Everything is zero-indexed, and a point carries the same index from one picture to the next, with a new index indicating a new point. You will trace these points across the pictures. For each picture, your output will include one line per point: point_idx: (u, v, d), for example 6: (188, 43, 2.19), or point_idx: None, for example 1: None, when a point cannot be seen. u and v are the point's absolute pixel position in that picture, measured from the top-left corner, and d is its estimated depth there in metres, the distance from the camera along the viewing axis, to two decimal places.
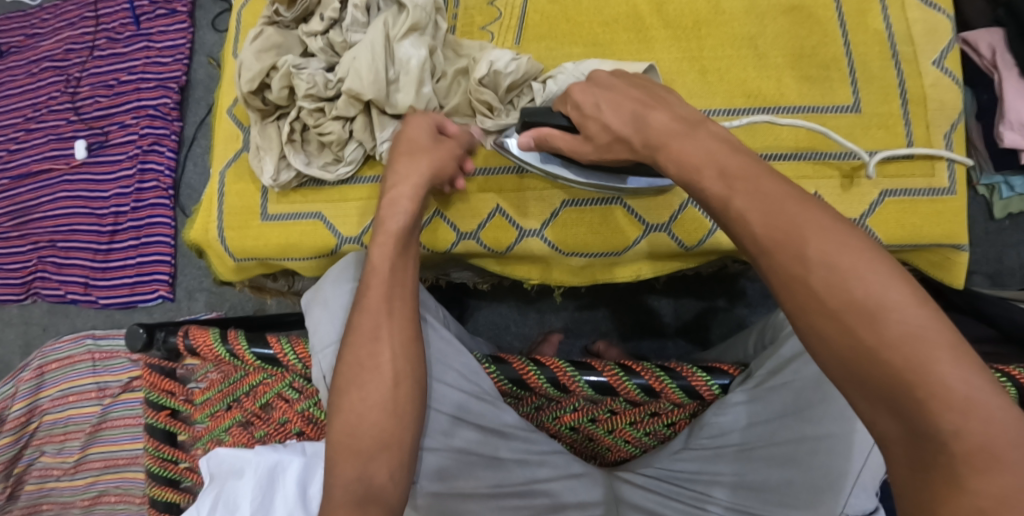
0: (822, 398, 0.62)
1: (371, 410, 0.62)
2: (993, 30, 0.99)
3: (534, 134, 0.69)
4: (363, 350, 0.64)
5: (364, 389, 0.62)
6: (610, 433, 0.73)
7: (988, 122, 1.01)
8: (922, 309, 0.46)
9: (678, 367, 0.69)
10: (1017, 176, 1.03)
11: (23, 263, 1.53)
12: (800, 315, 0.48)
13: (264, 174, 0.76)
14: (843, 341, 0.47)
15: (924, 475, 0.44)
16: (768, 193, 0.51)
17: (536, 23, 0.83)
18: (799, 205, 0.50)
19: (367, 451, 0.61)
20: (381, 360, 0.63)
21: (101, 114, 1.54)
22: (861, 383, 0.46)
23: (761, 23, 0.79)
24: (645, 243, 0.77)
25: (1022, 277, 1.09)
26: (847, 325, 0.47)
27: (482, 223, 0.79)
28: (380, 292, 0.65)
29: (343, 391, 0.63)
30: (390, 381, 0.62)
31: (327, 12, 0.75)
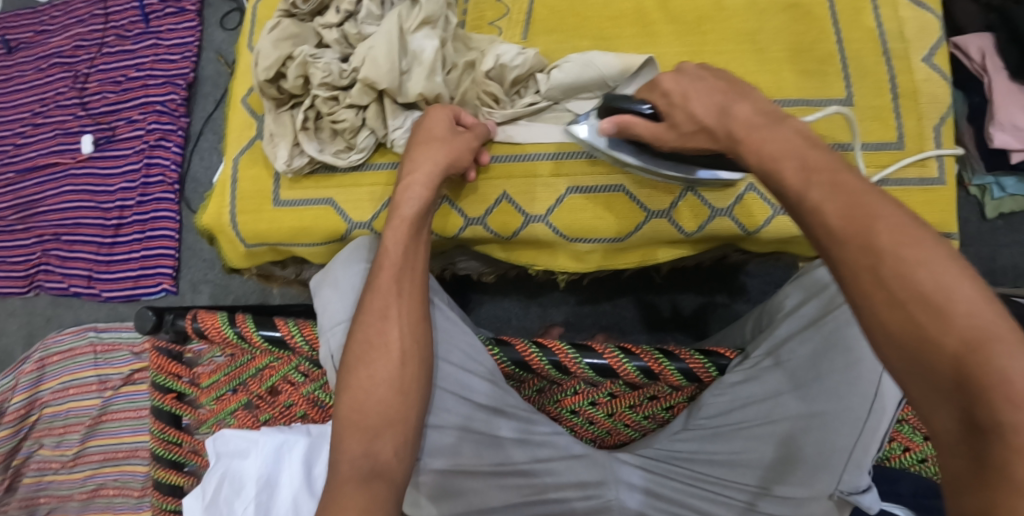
0: (816, 376, 0.65)
1: (376, 386, 0.64)
2: (983, 36, 1.03)
3: (617, 120, 0.70)
4: (372, 329, 0.66)
5: (372, 366, 0.65)
6: (610, 417, 0.75)
7: (979, 123, 1.05)
8: (984, 308, 0.44)
9: (676, 351, 0.72)
10: (1008, 177, 1.07)
11: (27, 256, 1.55)
12: (864, 303, 0.48)
13: (278, 159, 0.78)
14: (904, 329, 0.46)
15: (979, 470, 0.41)
16: (848, 186, 0.51)
17: (544, 18, 0.86)
18: (876, 202, 0.50)
19: (376, 426, 0.63)
20: (389, 338, 0.65)
21: (109, 109, 1.56)
22: (918, 371, 0.45)
23: (760, 20, 0.82)
24: (647, 229, 0.80)
25: (1013, 276, 1.12)
26: (912, 314, 0.46)
27: (490, 208, 0.81)
28: (390, 275, 0.68)
29: (354, 368, 0.65)
30: (398, 359, 0.65)
31: (342, 5, 0.78)
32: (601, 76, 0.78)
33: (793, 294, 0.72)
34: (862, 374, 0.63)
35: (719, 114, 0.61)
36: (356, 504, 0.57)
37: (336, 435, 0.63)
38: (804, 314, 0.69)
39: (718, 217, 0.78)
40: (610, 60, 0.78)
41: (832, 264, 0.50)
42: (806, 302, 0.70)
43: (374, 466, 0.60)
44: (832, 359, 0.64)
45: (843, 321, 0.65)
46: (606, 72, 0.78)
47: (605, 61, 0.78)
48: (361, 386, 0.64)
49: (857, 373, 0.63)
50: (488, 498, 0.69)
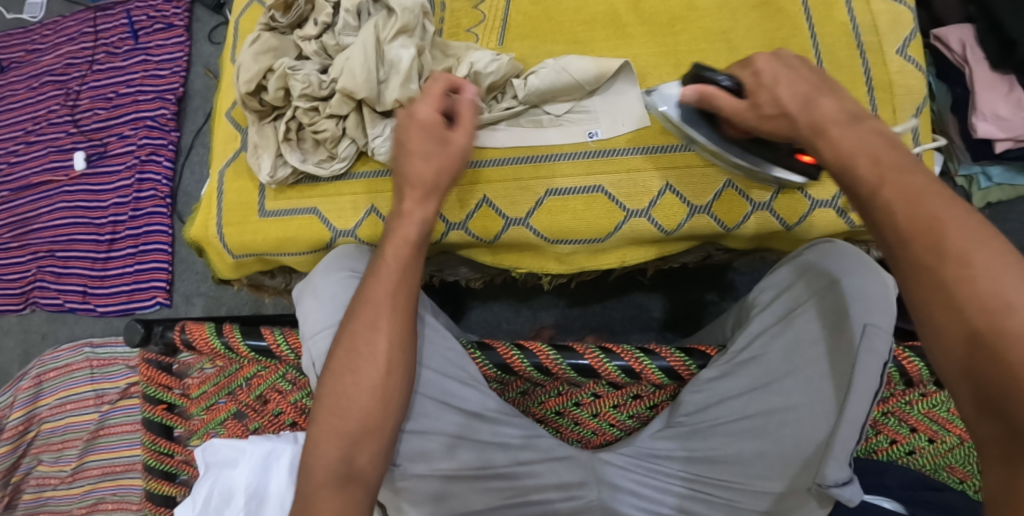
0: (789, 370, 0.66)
1: (360, 393, 0.64)
2: (963, 27, 1.05)
3: (699, 91, 0.67)
4: (360, 337, 0.66)
5: (358, 373, 0.65)
6: (595, 417, 0.76)
7: (962, 114, 1.06)
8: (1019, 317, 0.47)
9: (656, 349, 0.73)
10: (994, 165, 1.08)
11: (23, 273, 1.56)
12: (923, 309, 0.51)
13: (262, 171, 0.79)
14: (958, 333, 0.49)
15: (1019, 473, 0.46)
16: (913, 186, 0.53)
17: (519, 24, 0.87)
18: (946, 203, 0.52)
19: (355, 436, 0.63)
20: (377, 348, 0.65)
21: (100, 125, 1.58)
22: (972, 375, 0.48)
23: (732, 18, 0.83)
24: (627, 228, 0.80)
25: None
26: (970, 320, 0.48)
27: (470, 213, 0.82)
28: (385, 289, 0.67)
29: (338, 374, 0.65)
30: (384, 367, 0.65)
31: (320, 17, 0.79)
32: (575, 81, 0.80)
33: (766, 289, 0.73)
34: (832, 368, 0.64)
35: (803, 103, 0.60)
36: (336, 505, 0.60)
37: (313, 439, 0.63)
38: (777, 308, 0.70)
39: (697, 214, 0.79)
40: (586, 66, 0.80)
41: (895, 259, 0.53)
42: (780, 296, 0.71)
43: (349, 470, 0.62)
44: (805, 353, 0.66)
45: (813, 316, 0.67)
46: (579, 78, 0.80)
47: (580, 66, 0.80)
48: (344, 391, 0.64)
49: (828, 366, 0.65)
50: (471, 502, 0.69)
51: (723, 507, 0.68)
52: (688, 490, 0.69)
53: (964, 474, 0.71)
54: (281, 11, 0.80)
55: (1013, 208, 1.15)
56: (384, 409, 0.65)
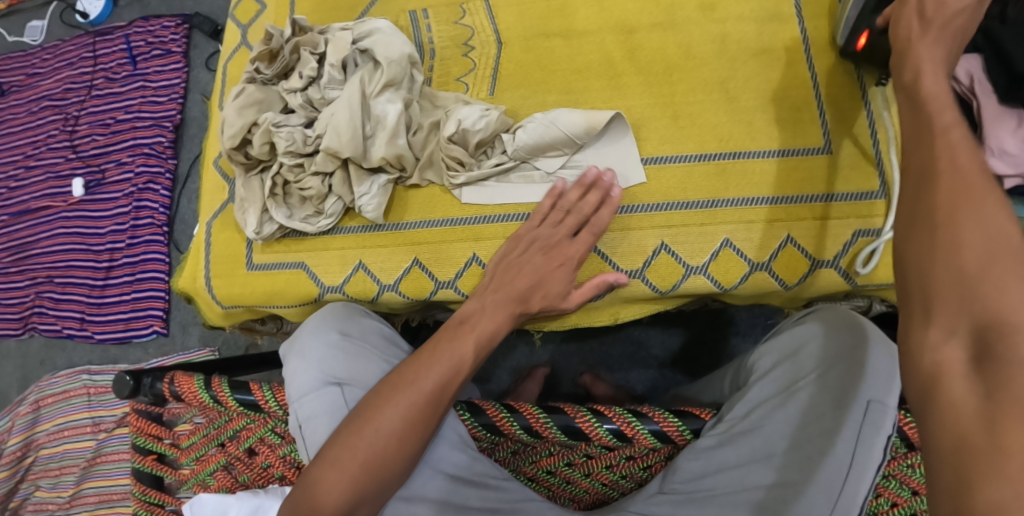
0: (791, 444, 0.64)
1: (356, 461, 0.63)
2: None
3: None
4: (370, 410, 0.66)
5: (357, 442, 0.64)
6: (587, 476, 0.73)
7: None
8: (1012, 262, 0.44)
9: (649, 412, 0.70)
10: None
11: (21, 298, 1.55)
12: (917, 246, 0.47)
13: (248, 227, 0.77)
14: (947, 270, 0.45)
15: (987, 407, 0.42)
16: (942, 150, 0.49)
17: (510, 74, 0.85)
18: (967, 166, 0.47)
19: (360, 494, 0.63)
20: (384, 423, 0.65)
21: (98, 151, 1.57)
22: (951, 306, 0.45)
23: (732, 67, 0.80)
24: (617, 291, 0.78)
25: None
26: (957, 267, 0.45)
27: (459, 271, 0.77)
28: (421, 377, 0.67)
29: (358, 430, 0.65)
30: (387, 442, 0.64)
31: (304, 71, 0.77)
32: (565, 135, 0.77)
33: (766, 356, 0.72)
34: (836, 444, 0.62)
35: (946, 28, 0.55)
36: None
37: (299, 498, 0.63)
38: (776, 378, 0.69)
39: (693, 275, 0.76)
40: (577, 119, 0.77)
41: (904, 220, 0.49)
42: (779, 364, 0.70)
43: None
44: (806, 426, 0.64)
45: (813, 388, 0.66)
46: (569, 132, 0.77)
47: (569, 120, 0.77)
48: (365, 446, 0.64)
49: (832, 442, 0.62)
50: None
51: None
52: None
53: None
54: (268, 63, 0.79)
55: None
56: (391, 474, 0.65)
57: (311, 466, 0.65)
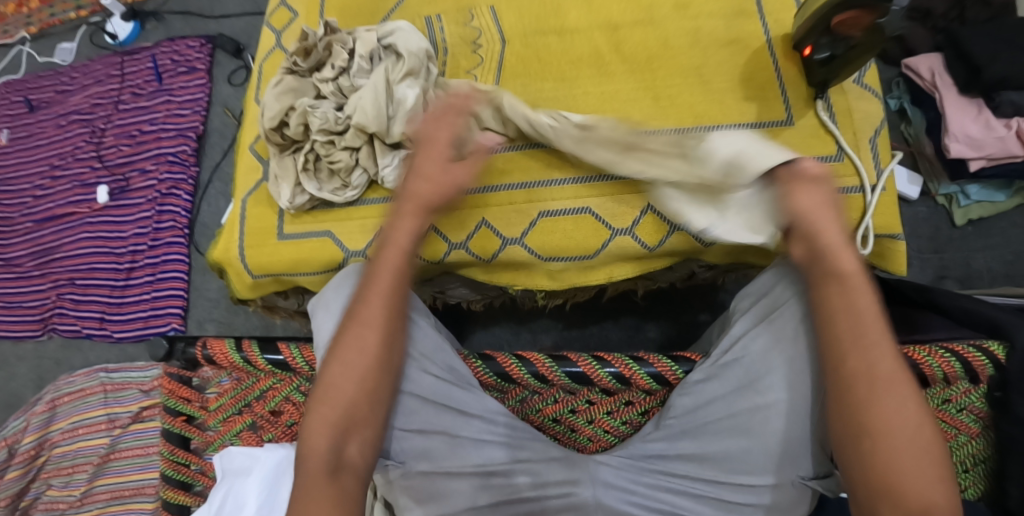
0: (767, 369, 0.74)
1: (345, 384, 0.73)
2: (933, 58, 1.26)
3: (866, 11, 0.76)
4: (353, 339, 0.74)
5: (342, 368, 0.73)
6: (590, 424, 0.82)
7: (936, 134, 1.24)
8: (904, 441, 0.65)
9: (645, 356, 0.79)
10: (970, 184, 1.24)
11: (42, 300, 1.64)
12: (849, 424, 0.68)
13: (282, 198, 0.88)
14: (861, 442, 0.67)
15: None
16: (862, 342, 0.68)
17: (513, 66, 0.96)
18: (877, 358, 0.68)
19: (343, 429, 0.72)
20: (364, 343, 0.74)
21: (124, 161, 1.67)
22: (869, 466, 0.66)
23: (704, 55, 0.91)
24: (613, 246, 0.87)
25: (988, 280, 1.25)
26: (868, 442, 0.66)
27: (470, 233, 0.89)
28: (379, 293, 0.76)
29: (326, 376, 0.74)
30: (369, 365, 0.73)
31: (337, 62, 0.88)
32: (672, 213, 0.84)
33: (746, 297, 0.81)
34: (803, 367, 0.73)
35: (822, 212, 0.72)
36: (330, 493, 0.70)
37: (301, 438, 0.73)
38: (755, 313, 0.78)
39: (676, 231, 0.86)
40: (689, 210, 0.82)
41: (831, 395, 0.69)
42: (756, 302, 0.79)
43: (336, 462, 0.71)
44: (780, 353, 0.74)
45: (789, 319, 0.74)
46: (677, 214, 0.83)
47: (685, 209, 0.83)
48: (331, 384, 0.73)
49: (799, 366, 0.73)
50: (469, 497, 0.76)
51: (708, 499, 0.75)
52: (673, 486, 0.76)
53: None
54: (302, 58, 0.90)
55: (994, 225, 1.28)
56: (376, 396, 0.74)
57: (307, 411, 0.73)
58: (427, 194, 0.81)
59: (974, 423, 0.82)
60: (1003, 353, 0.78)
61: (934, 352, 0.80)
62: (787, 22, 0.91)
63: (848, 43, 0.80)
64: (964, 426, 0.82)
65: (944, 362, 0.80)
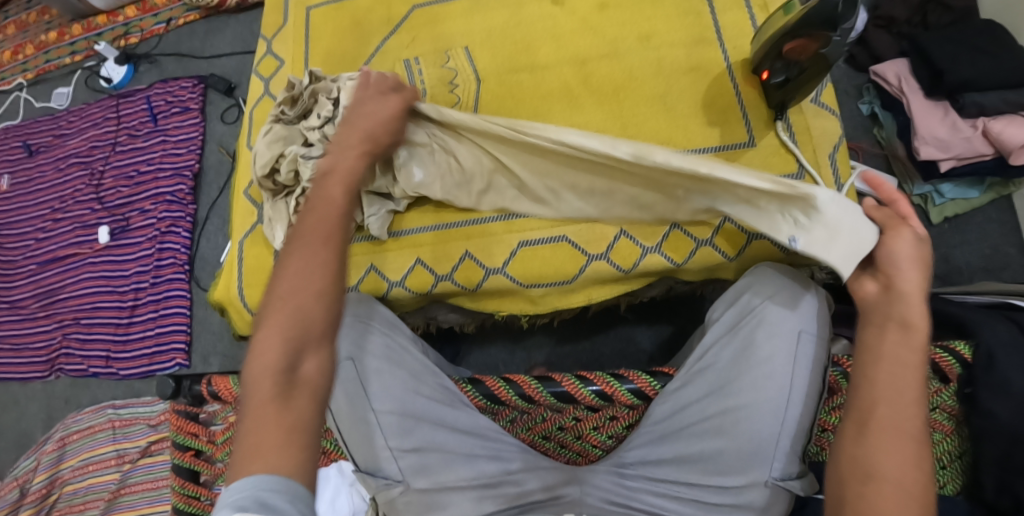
0: (737, 373, 0.79)
1: (296, 299, 0.71)
2: (899, 63, 1.29)
3: (812, 40, 0.81)
4: (303, 256, 0.73)
5: (295, 283, 0.71)
6: (578, 439, 0.87)
7: (906, 138, 1.27)
8: (909, 494, 0.67)
9: (626, 373, 0.83)
10: (944, 183, 1.26)
11: (49, 340, 1.68)
12: (860, 456, 0.70)
13: (276, 240, 0.93)
14: (864, 480, 0.69)
15: None
16: (897, 383, 0.71)
17: (489, 103, 1.01)
18: (909, 405, 0.70)
19: (296, 344, 0.69)
20: (318, 259, 0.73)
21: (123, 202, 1.72)
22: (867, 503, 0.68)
23: (667, 84, 0.96)
24: (590, 270, 0.91)
25: (968, 276, 1.27)
26: (872, 477, 0.69)
27: (455, 265, 0.93)
28: (322, 218, 0.76)
29: (277, 295, 0.71)
30: (326, 277, 0.72)
31: (322, 112, 0.92)
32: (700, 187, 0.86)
33: (718, 307, 0.85)
34: (774, 368, 0.77)
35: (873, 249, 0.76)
36: (285, 417, 0.66)
37: (253, 353, 0.69)
38: (725, 320, 0.83)
39: (649, 254, 0.90)
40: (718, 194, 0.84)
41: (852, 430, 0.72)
42: (729, 309, 0.83)
43: (290, 379, 0.68)
44: (749, 357, 0.78)
45: (756, 324, 0.79)
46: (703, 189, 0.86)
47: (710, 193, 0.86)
48: (284, 296, 0.70)
49: (771, 368, 0.77)
50: (468, 510, 0.79)
51: (692, 502, 0.79)
52: (660, 490, 0.80)
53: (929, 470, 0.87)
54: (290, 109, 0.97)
55: (971, 221, 1.30)
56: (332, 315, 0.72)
57: (255, 335, 0.70)
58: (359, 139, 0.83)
59: (948, 421, 0.86)
60: (971, 352, 0.82)
61: None
62: (746, 48, 0.96)
63: (799, 67, 0.85)
64: (939, 424, 0.86)
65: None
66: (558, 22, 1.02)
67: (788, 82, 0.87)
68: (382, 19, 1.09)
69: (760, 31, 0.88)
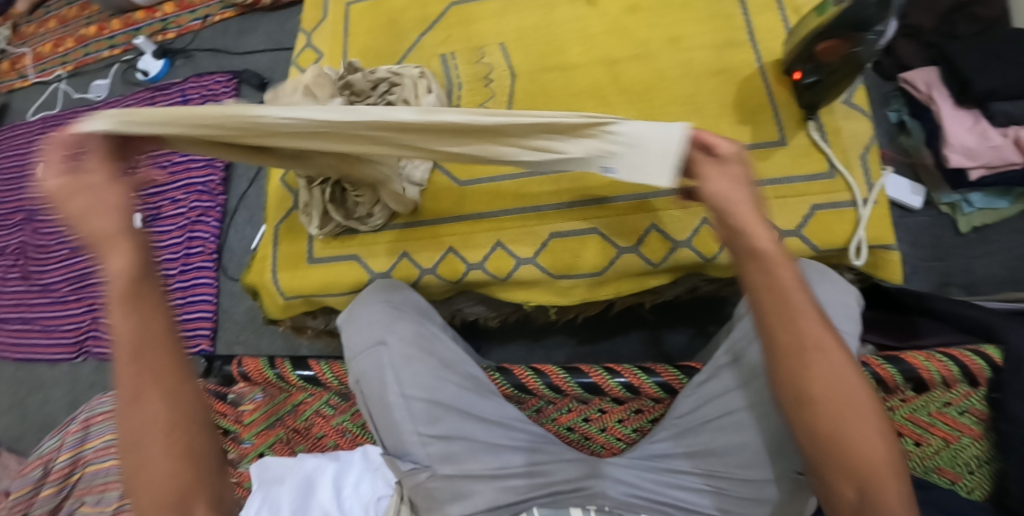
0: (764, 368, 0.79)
1: (163, 467, 0.76)
2: (928, 71, 1.29)
3: (840, 41, 0.82)
4: (137, 422, 0.76)
5: (146, 467, 0.75)
6: (602, 432, 0.89)
7: (935, 145, 1.26)
8: (845, 401, 0.69)
9: (654, 367, 0.86)
10: (973, 193, 1.26)
11: (78, 324, 1.71)
12: (787, 385, 0.72)
13: (311, 225, 0.96)
14: (805, 407, 0.71)
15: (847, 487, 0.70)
16: (783, 298, 0.72)
17: (522, 100, 1.03)
18: (800, 320, 0.71)
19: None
20: (152, 415, 0.76)
21: (155, 191, 1.76)
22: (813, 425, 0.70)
23: (697, 84, 0.97)
24: (620, 263, 0.92)
25: (994, 286, 1.26)
26: (813, 403, 0.70)
27: (486, 254, 0.95)
28: (129, 357, 0.76)
29: (132, 481, 0.76)
30: (166, 432, 0.76)
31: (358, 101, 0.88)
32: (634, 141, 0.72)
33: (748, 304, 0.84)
34: None
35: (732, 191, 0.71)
36: None
37: None
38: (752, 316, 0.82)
39: (679, 248, 0.91)
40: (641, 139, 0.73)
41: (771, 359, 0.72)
42: None
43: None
44: None
45: None
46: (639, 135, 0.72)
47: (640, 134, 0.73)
48: (148, 482, 0.75)
49: None
50: (492, 498, 0.80)
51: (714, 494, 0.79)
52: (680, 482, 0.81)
53: (955, 475, 0.88)
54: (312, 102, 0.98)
55: (999, 232, 1.28)
56: (190, 468, 0.77)
57: None
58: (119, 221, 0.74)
59: (977, 426, 0.85)
60: (1000, 356, 0.83)
61: (932, 357, 0.85)
62: (777, 49, 0.97)
63: (829, 69, 0.85)
64: (967, 429, 0.86)
65: (943, 367, 0.84)
66: (590, 22, 1.04)
67: (817, 82, 0.87)
68: (417, 16, 1.11)
69: (791, 39, 0.90)
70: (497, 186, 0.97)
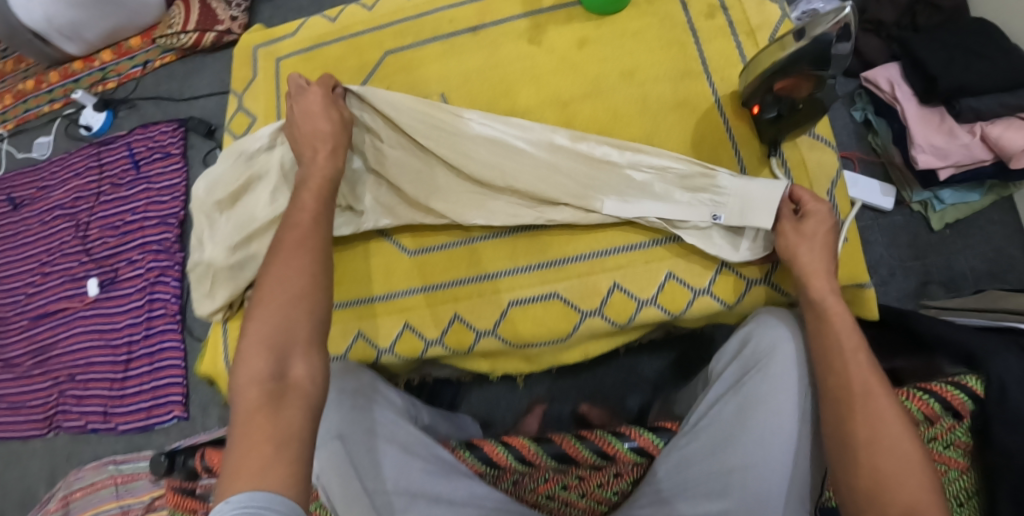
0: (743, 429, 0.78)
1: (269, 319, 0.74)
2: (889, 68, 1.25)
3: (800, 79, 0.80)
4: (276, 278, 0.76)
5: (272, 294, 0.75)
6: (583, 497, 0.82)
7: (903, 146, 1.23)
8: (899, 440, 0.71)
9: (625, 431, 0.82)
10: (944, 189, 1.22)
11: (45, 398, 1.60)
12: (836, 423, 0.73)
13: None
14: (845, 443, 0.72)
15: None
16: (844, 337, 0.76)
17: None
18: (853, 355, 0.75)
19: (282, 351, 0.73)
20: (287, 285, 0.76)
21: (110, 253, 1.64)
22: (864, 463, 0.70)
23: (655, 121, 0.93)
24: (584, 327, 0.90)
25: (973, 281, 1.23)
26: (852, 434, 0.72)
27: (445, 329, 0.92)
28: (293, 246, 0.79)
29: (265, 328, 0.74)
30: (297, 293, 0.76)
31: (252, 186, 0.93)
32: None
33: (721, 358, 0.86)
34: (780, 423, 0.77)
35: None
36: (273, 431, 0.68)
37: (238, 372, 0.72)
38: (727, 377, 0.83)
39: (644, 307, 0.88)
40: None
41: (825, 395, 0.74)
42: (731, 365, 0.84)
43: (279, 386, 0.71)
44: (756, 412, 0.78)
45: (759, 380, 0.79)
46: None
47: None
48: (263, 322, 0.74)
49: (778, 421, 0.77)
50: None
51: None
52: None
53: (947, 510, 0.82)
54: (229, 205, 0.96)
55: (973, 225, 1.26)
56: (310, 328, 0.75)
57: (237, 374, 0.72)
58: (326, 132, 0.89)
59: (962, 457, 0.82)
60: (981, 387, 0.80)
61: (910, 394, 0.81)
62: (734, 78, 0.93)
63: (791, 105, 0.82)
64: (953, 461, 0.82)
65: (923, 404, 0.80)
66: (537, 62, 0.99)
67: (781, 118, 0.84)
68: (353, 67, 1.05)
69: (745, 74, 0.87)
70: (450, 253, 0.94)
